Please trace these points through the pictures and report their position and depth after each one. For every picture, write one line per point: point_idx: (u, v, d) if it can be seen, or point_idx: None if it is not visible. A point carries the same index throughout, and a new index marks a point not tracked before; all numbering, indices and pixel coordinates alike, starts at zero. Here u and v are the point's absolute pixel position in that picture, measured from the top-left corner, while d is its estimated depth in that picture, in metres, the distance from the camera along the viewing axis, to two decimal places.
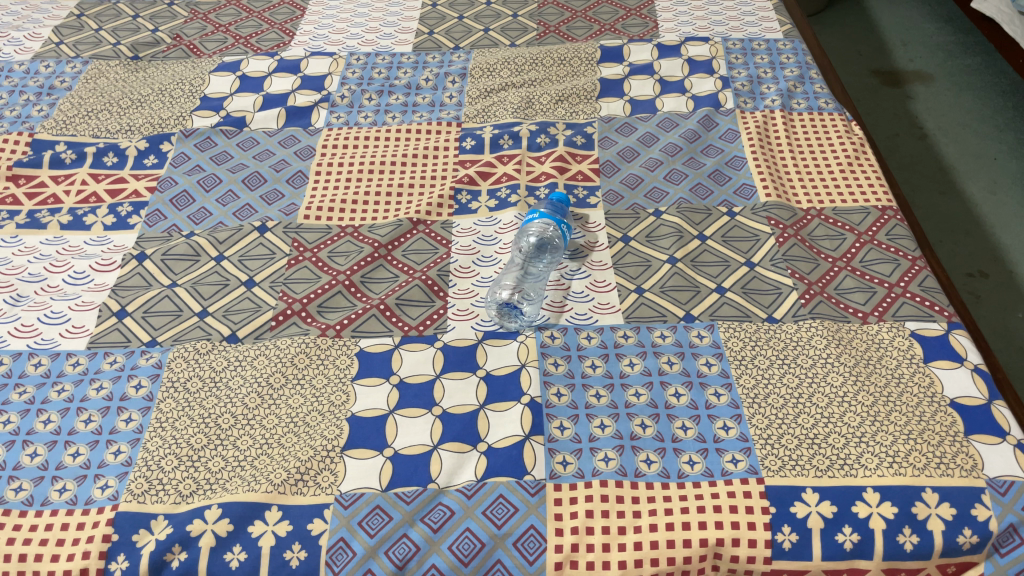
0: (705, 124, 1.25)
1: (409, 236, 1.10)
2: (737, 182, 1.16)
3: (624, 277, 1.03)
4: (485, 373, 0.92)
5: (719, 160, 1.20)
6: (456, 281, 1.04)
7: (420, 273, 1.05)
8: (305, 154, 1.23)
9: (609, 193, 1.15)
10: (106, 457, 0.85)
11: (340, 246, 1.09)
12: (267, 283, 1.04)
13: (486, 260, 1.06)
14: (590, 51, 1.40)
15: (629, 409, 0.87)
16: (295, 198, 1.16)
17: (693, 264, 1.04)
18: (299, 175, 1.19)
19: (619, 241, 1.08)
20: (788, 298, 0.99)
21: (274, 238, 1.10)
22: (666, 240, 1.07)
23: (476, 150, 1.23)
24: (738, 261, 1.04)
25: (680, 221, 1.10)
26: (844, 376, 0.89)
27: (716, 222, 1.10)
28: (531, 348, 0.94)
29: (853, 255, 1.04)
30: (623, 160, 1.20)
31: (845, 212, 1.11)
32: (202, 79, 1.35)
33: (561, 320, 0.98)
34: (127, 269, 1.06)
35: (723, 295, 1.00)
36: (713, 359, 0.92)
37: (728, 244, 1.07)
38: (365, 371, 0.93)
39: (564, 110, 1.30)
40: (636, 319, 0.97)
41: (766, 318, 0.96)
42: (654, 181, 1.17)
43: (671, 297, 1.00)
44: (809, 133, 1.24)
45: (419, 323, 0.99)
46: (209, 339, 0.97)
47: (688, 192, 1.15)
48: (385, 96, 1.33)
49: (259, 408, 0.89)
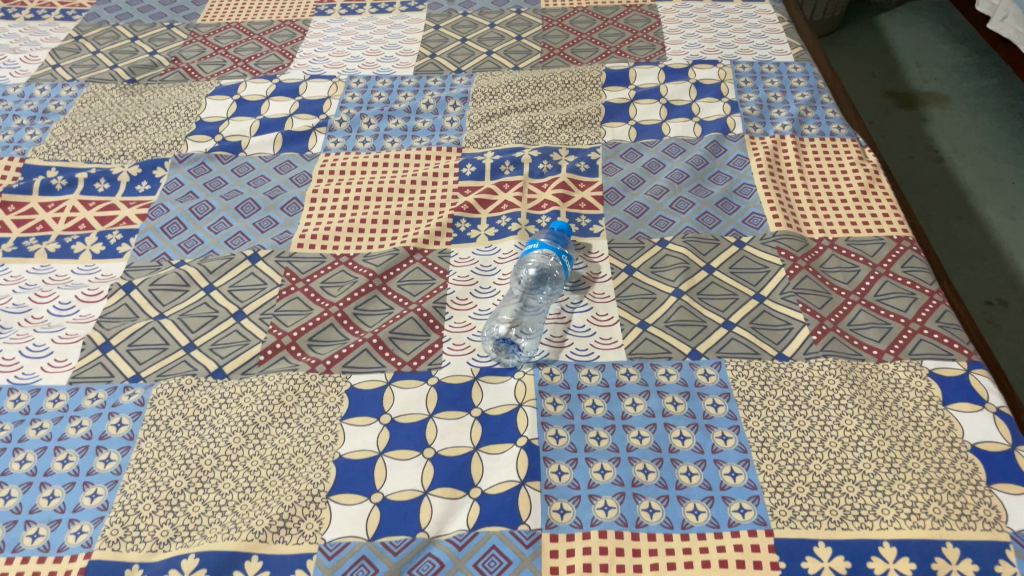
0: (713, 150, 1.22)
1: (405, 266, 1.07)
2: (746, 210, 1.12)
3: (627, 309, 0.99)
4: (481, 412, 0.88)
5: (728, 187, 1.16)
6: (453, 313, 1.00)
7: (416, 305, 1.01)
8: (300, 181, 1.19)
9: (613, 221, 1.11)
10: (82, 501, 0.82)
11: (334, 276, 1.06)
12: (257, 314, 1.01)
13: (484, 291, 1.02)
14: (595, 75, 1.37)
15: (631, 452, 0.83)
16: (289, 225, 1.13)
17: (699, 296, 1.00)
18: (293, 202, 1.16)
19: (623, 272, 1.04)
20: (799, 334, 0.94)
21: (266, 267, 1.07)
22: (672, 272, 1.03)
23: (476, 176, 1.19)
24: (747, 294, 1.00)
25: (686, 251, 1.06)
26: (858, 418, 0.85)
27: (724, 252, 1.06)
28: (528, 386, 0.90)
29: (867, 288, 1.00)
30: (628, 187, 1.16)
31: (859, 242, 1.07)
32: (199, 103, 1.33)
33: (561, 356, 0.93)
34: (114, 300, 1.03)
35: (731, 331, 0.95)
36: (720, 400, 0.87)
37: (736, 275, 1.02)
38: (355, 410, 0.89)
39: (567, 135, 1.26)
40: (640, 355, 0.93)
41: (777, 355, 0.92)
42: (660, 209, 1.12)
43: (676, 331, 0.95)
44: (821, 159, 1.20)
45: (413, 358, 0.95)
46: (195, 374, 0.94)
47: (695, 221, 1.10)
48: (385, 120, 1.30)
49: (243, 448, 0.86)
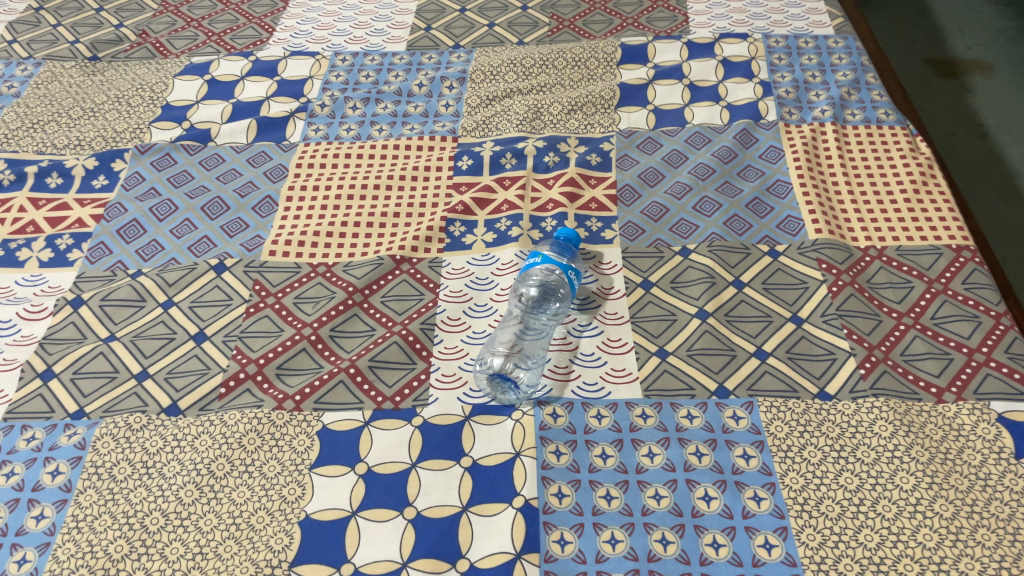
0: (742, 140, 1.07)
1: (390, 278, 0.94)
2: (780, 213, 0.98)
3: (644, 334, 0.86)
4: (471, 462, 0.75)
5: (759, 185, 1.01)
6: (443, 337, 0.87)
7: (401, 327, 0.88)
8: (275, 176, 1.06)
9: (628, 225, 0.98)
10: (8, 567, 0.71)
11: (309, 289, 0.93)
12: (220, 336, 0.88)
13: (479, 309, 0.89)
14: (610, 51, 1.22)
15: (647, 518, 0.70)
16: (261, 229, 1.00)
17: (727, 318, 0.86)
18: (266, 201, 1.03)
19: (638, 288, 0.90)
20: (843, 368, 0.81)
21: (233, 280, 0.94)
22: (695, 288, 0.89)
23: (473, 171, 1.06)
24: (782, 316, 0.86)
25: (712, 262, 0.92)
26: (914, 476, 0.72)
27: (755, 264, 0.92)
28: (527, 430, 0.77)
29: (922, 310, 0.87)
30: (645, 185, 1.02)
31: (912, 252, 0.93)
32: (165, 85, 1.19)
33: (565, 393, 0.80)
34: (59, 318, 0.91)
35: (765, 362, 0.82)
36: (751, 450, 0.75)
37: (770, 293, 0.89)
38: (327, 457, 0.77)
39: (577, 122, 1.12)
40: (658, 393, 0.80)
41: (818, 393, 0.79)
42: (682, 211, 0.98)
43: (700, 362, 0.82)
44: (866, 151, 1.05)
45: (395, 392, 0.82)
46: (145, 411, 0.82)
47: (722, 226, 0.96)
48: (372, 104, 1.16)
49: (195, 505, 0.74)
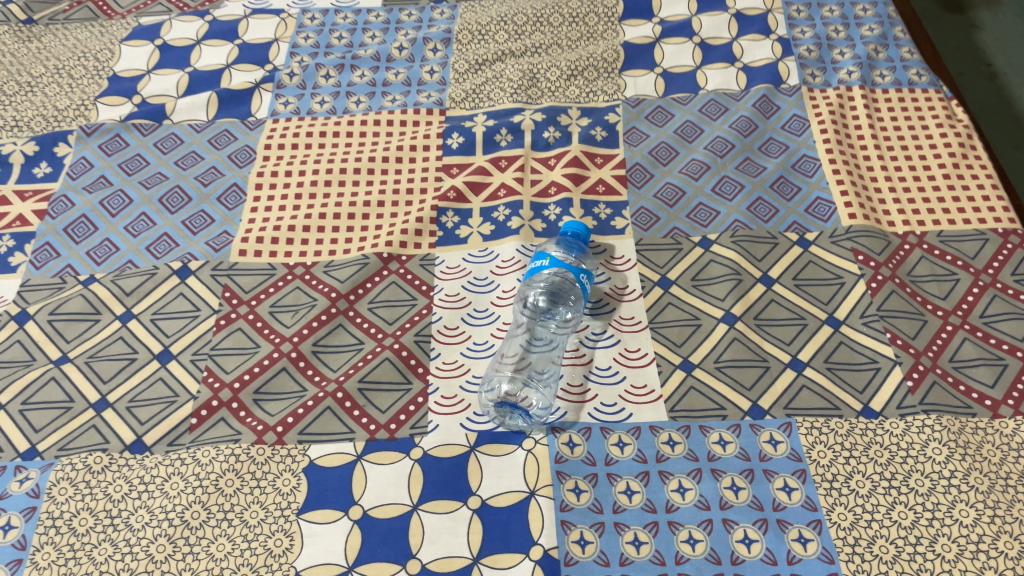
0: (762, 109, 0.97)
1: (378, 280, 0.84)
2: (809, 194, 0.88)
3: (665, 343, 0.77)
4: (480, 503, 0.67)
5: (784, 161, 0.91)
6: (441, 351, 0.78)
7: (392, 340, 0.79)
8: (241, 160, 0.95)
9: (641, 212, 0.88)
10: None
11: (287, 296, 0.83)
12: (188, 355, 0.78)
13: (480, 315, 0.80)
14: (610, 4, 1.09)
15: (681, 567, 0.63)
16: (228, 224, 0.89)
17: (756, 322, 0.78)
18: (233, 190, 0.92)
19: (656, 286, 0.81)
20: (889, 380, 0.73)
21: (199, 286, 0.84)
22: (719, 287, 0.80)
23: (465, 150, 0.95)
24: (817, 318, 0.78)
25: (736, 256, 0.83)
26: (975, 509, 0.65)
27: (784, 256, 0.83)
28: (541, 463, 0.69)
29: (969, 308, 0.78)
30: (657, 163, 0.92)
31: (955, 237, 0.84)
32: (111, 52, 1.06)
33: (582, 417, 0.72)
34: (3, 337, 0.80)
35: (801, 375, 0.74)
36: (793, 481, 0.67)
37: (802, 290, 0.80)
38: (316, 499, 0.68)
39: (578, 89, 1.00)
40: (685, 414, 0.71)
41: (862, 411, 0.71)
42: (700, 194, 0.89)
43: (730, 376, 0.74)
44: (898, 118, 0.95)
45: (390, 419, 0.73)
46: (106, 449, 0.72)
47: (745, 211, 0.87)
48: (347, 71, 1.03)
49: (168, 563, 0.65)
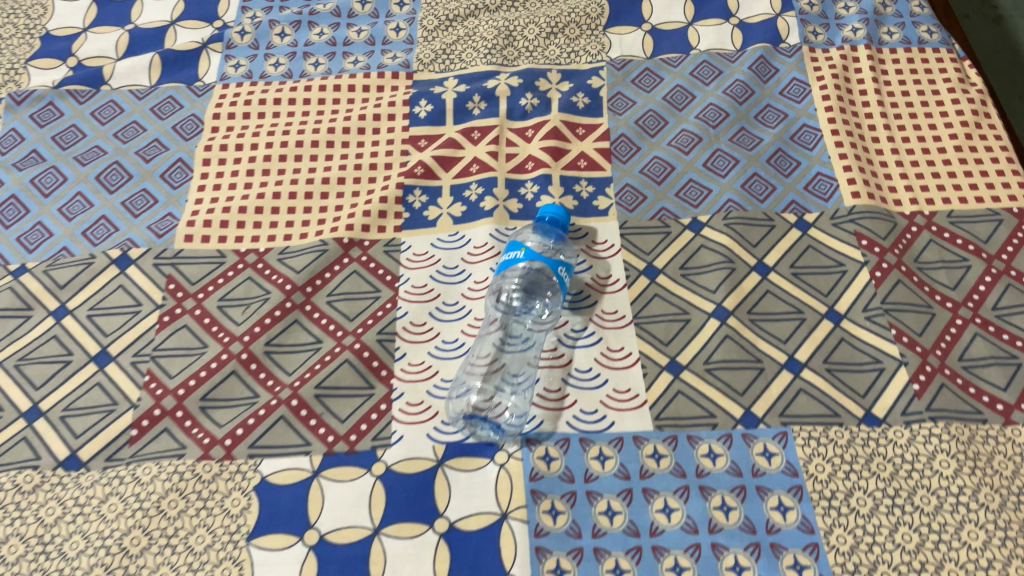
0: (759, 72, 0.88)
1: (337, 270, 0.76)
2: (809, 169, 0.81)
3: (651, 341, 0.70)
4: (447, 527, 0.61)
5: (782, 132, 0.84)
6: (406, 350, 0.71)
7: (352, 338, 0.72)
8: (187, 131, 0.86)
9: (626, 190, 0.80)
10: None
11: (237, 288, 0.75)
12: (128, 357, 0.71)
13: (449, 309, 0.73)
14: None
15: None
16: (172, 205, 0.81)
17: (750, 317, 0.71)
18: (178, 166, 0.84)
19: (642, 276, 0.74)
20: (893, 383, 0.67)
21: (141, 277, 0.76)
22: (710, 276, 0.74)
23: (434, 120, 0.86)
24: (816, 312, 0.71)
25: (729, 241, 0.76)
26: (984, 530, 0.60)
27: (781, 241, 0.76)
28: (514, 480, 0.63)
29: (981, 299, 0.72)
30: (644, 134, 0.84)
31: (967, 218, 0.77)
32: (44, 7, 0.97)
33: (559, 426, 0.66)
34: None
35: (798, 377, 0.68)
36: (789, 500, 0.61)
37: (801, 280, 0.73)
38: (268, 522, 0.62)
39: (558, 49, 0.91)
40: (671, 423, 0.65)
41: (864, 418, 0.65)
42: (690, 169, 0.81)
43: (721, 379, 0.67)
44: (907, 82, 0.87)
45: (349, 430, 0.67)
46: (37, 466, 0.66)
47: (739, 189, 0.79)
48: (305, 29, 0.94)
49: None
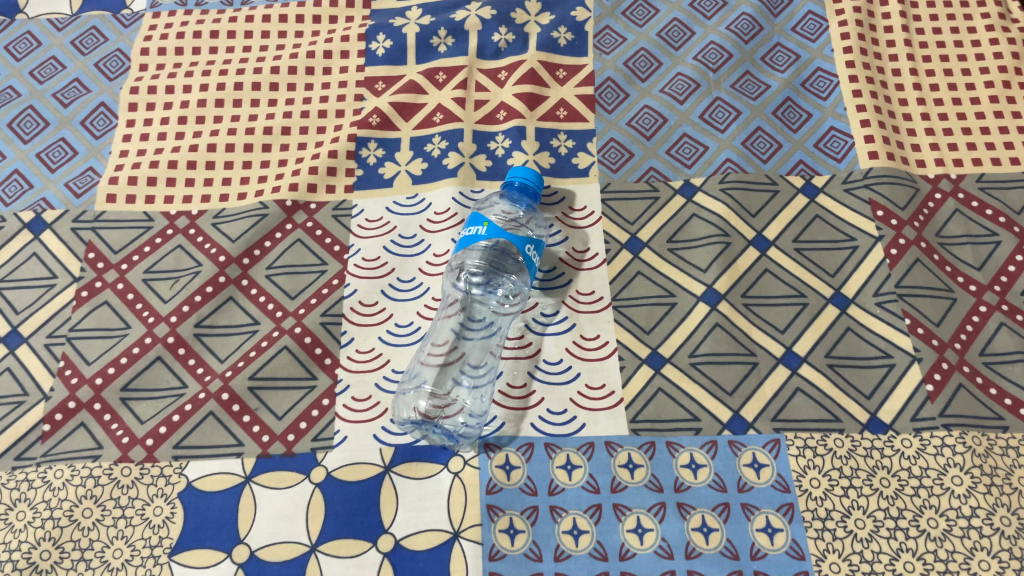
0: (768, 4, 0.77)
1: (279, 238, 0.67)
2: (820, 123, 0.70)
3: (630, 329, 0.62)
4: (392, 545, 0.55)
5: (792, 77, 0.73)
6: (353, 334, 0.63)
7: (293, 321, 0.64)
8: (112, 70, 0.76)
9: (610, 145, 0.70)
10: None
11: (166, 258, 0.67)
12: (41, 338, 0.64)
13: (404, 286, 0.65)
14: None
15: None
16: (93, 158, 0.71)
17: (744, 301, 0.62)
18: (101, 112, 0.74)
19: (623, 250, 0.65)
20: (903, 383, 0.59)
21: (57, 244, 0.67)
22: (701, 252, 0.65)
23: (393, 59, 0.76)
24: (820, 295, 0.63)
25: (725, 209, 0.66)
26: (998, 560, 0.52)
27: (785, 210, 0.66)
28: (469, 492, 0.56)
29: (1009, 282, 0.63)
30: (634, 79, 0.74)
31: (1000, 184, 0.67)
32: None
33: (522, 429, 0.58)
34: None
35: (796, 374, 0.59)
36: (778, 520, 0.54)
37: (804, 257, 0.64)
38: (192, 535, 0.56)
39: None
40: (649, 426, 0.58)
41: (868, 423, 0.57)
42: (684, 122, 0.71)
43: (707, 376, 0.59)
44: (939, 18, 0.76)
45: (286, 429, 0.59)
46: None
47: (740, 146, 0.69)
48: None
49: None
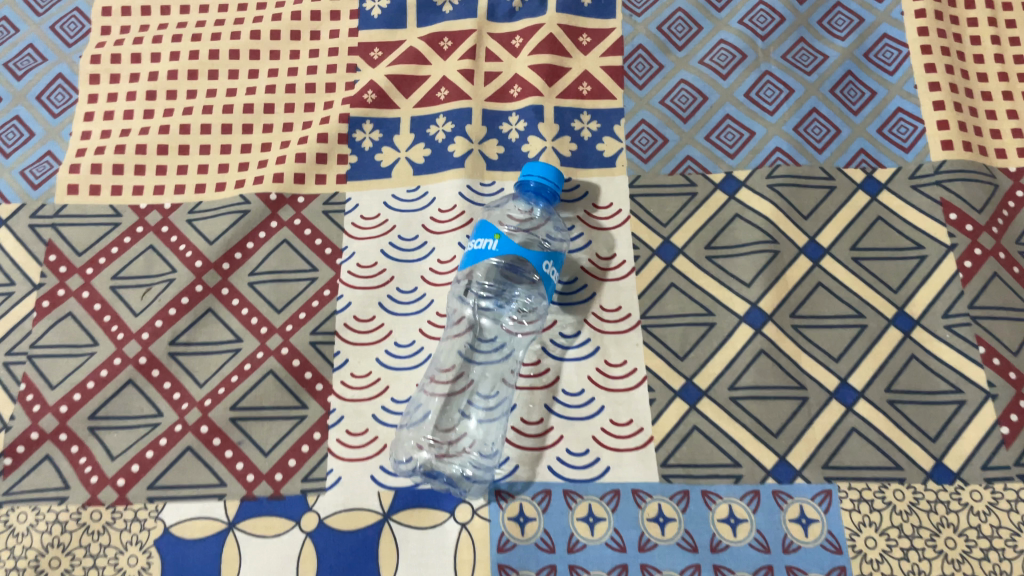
0: None
1: (262, 239, 0.59)
2: (885, 103, 0.61)
3: (662, 354, 0.54)
4: None
5: (853, 45, 0.63)
6: (348, 354, 0.56)
7: (279, 339, 0.56)
8: (70, 34, 0.67)
9: (641, 128, 0.61)
10: None
11: (136, 262, 0.59)
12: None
13: (405, 297, 0.57)
14: None
15: None
16: (51, 141, 0.63)
17: (793, 322, 0.54)
18: (59, 85, 0.65)
19: (654, 258, 0.57)
20: (973, 424, 0.51)
21: (14, 243, 0.60)
22: (744, 262, 0.56)
23: (390, 22, 0.66)
24: (880, 316, 0.55)
25: (773, 210, 0.57)
26: None
27: (842, 211, 0.57)
28: (479, 548, 0.50)
29: None
30: (668, 47, 0.64)
31: None
32: None
33: (538, 473, 0.51)
34: None
35: (850, 411, 0.52)
36: None
37: (864, 269, 0.56)
38: None
39: None
40: (682, 472, 0.51)
41: (932, 472, 0.50)
42: (727, 101, 0.61)
43: (748, 413, 0.52)
44: None
45: (273, 467, 0.53)
46: None
47: (792, 131, 0.60)
48: None
49: None
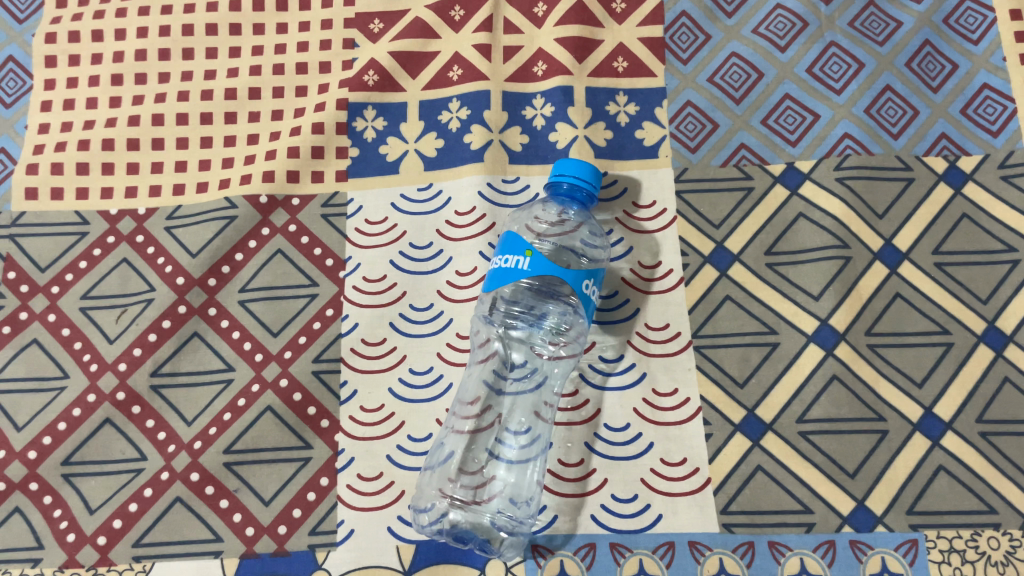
0: None
1: (253, 249, 0.52)
2: (969, 78, 0.52)
3: (718, 380, 0.47)
4: None
5: (930, 9, 0.54)
6: (357, 385, 0.48)
7: (276, 369, 0.49)
8: (20, 9, 0.58)
9: (687, 112, 0.53)
10: None
11: (109, 279, 0.51)
12: None
13: (419, 316, 0.50)
14: None
15: None
16: (4, 136, 0.55)
17: (869, 341, 0.47)
18: (10, 70, 0.57)
19: (707, 266, 0.50)
20: None
21: None
22: (810, 271, 0.49)
23: None
24: (968, 332, 0.47)
25: (842, 210, 0.50)
26: None
27: (922, 208, 0.50)
28: None
29: None
30: (715, 15, 0.55)
31: None
32: None
33: (581, 524, 0.45)
34: None
35: (938, 446, 0.45)
36: None
37: (948, 276, 0.48)
38: None
39: None
40: (747, 521, 0.44)
41: None
42: (786, 79, 0.53)
43: (820, 449, 0.45)
44: None
45: (275, 519, 0.46)
46: None
47: (862, 114, 0.52)
48: None
49: None
